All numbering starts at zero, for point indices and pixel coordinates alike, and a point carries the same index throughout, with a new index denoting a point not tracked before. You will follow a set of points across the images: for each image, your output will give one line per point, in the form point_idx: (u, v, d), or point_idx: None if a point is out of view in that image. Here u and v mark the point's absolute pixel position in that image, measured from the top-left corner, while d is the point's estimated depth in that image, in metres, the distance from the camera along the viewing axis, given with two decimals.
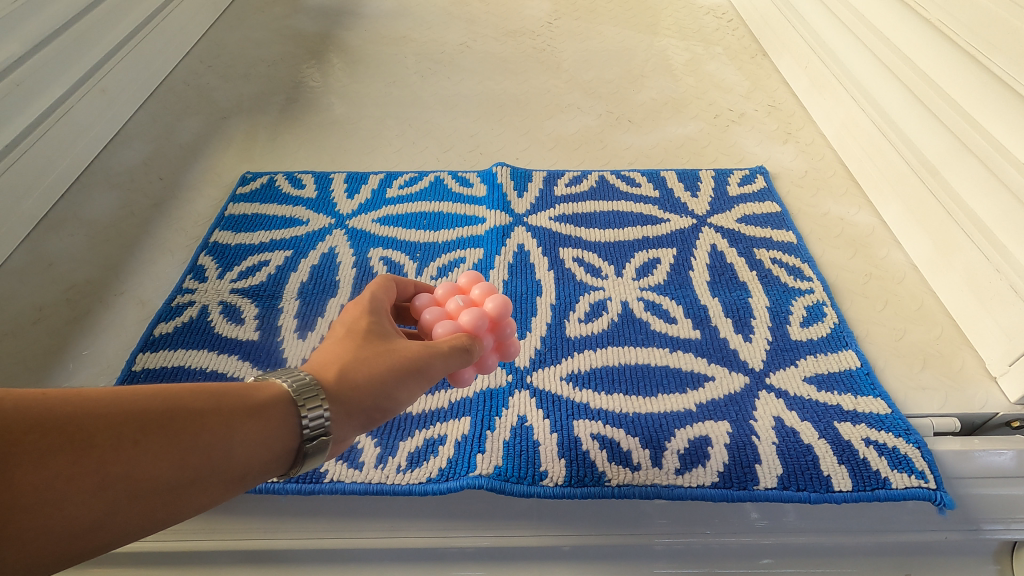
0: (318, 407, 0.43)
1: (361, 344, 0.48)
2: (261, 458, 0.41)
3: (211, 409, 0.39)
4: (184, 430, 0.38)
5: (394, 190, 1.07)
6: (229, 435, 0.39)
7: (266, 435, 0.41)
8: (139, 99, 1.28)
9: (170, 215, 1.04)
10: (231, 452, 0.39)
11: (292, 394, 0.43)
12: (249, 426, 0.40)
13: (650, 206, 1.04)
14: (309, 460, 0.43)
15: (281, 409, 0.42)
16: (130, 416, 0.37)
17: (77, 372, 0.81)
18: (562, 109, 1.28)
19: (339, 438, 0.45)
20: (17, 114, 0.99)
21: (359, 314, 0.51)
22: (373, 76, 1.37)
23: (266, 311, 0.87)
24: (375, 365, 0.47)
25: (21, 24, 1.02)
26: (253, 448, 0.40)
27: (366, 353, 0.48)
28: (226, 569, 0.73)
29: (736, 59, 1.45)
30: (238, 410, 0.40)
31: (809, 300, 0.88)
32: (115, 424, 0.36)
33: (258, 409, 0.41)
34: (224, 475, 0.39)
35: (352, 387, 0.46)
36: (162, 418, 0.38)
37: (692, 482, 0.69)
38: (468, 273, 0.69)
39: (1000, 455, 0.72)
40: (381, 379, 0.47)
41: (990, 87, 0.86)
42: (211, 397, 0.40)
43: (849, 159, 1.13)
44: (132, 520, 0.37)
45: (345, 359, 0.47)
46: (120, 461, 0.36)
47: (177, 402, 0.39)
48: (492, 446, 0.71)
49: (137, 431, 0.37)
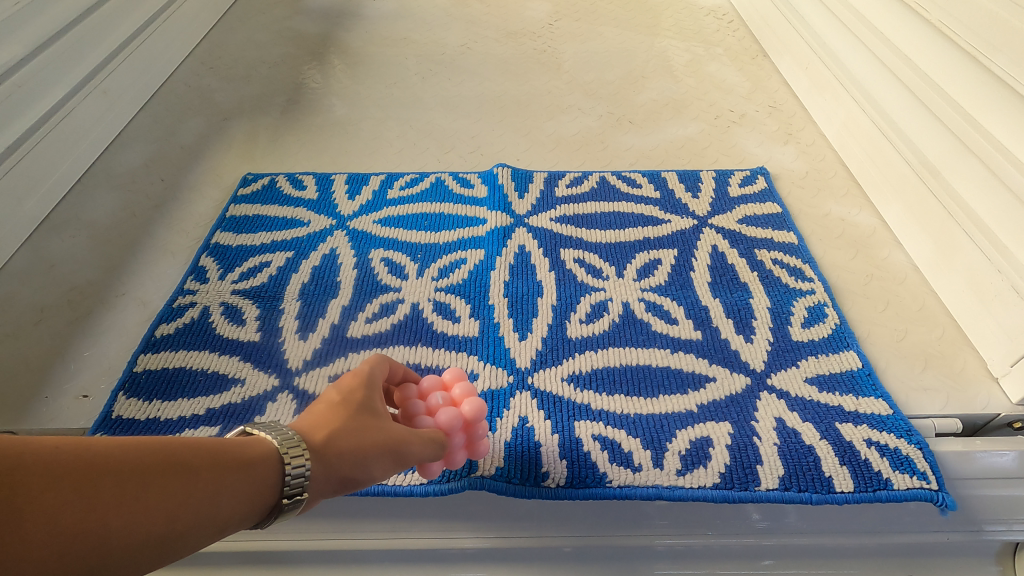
0: (303, 463, 0.43)
1: (352, 414, 0.49)
2: (245, 513, 0.41)
3: (206, 465, 0.39)
4: (179, 484, 0.38)
5: (395, 191, 1.07)
6: (219, 491, 0.39)
7: (251, 491, 0.41)
8: (139, 102, 1.28)
9: (173, 217, 1.05)
10: (218, 508, 0.39)
11: (280, 451, 0.43)
12: (237, 483, 0.40)
13: (650, 207, 1.04)
14: (281, 516, 0.43)
15: (267, 467, 0.42)
16: (132, 469, 0.37)
17: (78, 373, 0.81)
18: (563, 110, 1.28)
19: (311, 499, 0.45)
20: (18, 116, 0.99)
21: (356, 385, 0.51)
22: (374, 77, 1.37)
23: (267, 312, 0.87)
24: (363, 436, 0.48)
25: (23, 26, 1.02)
26: (239, 503, 0.40)
27: (356, 423, 0.48)
28: (228, 569, 0.74)
29: (737, 60, 1.45)
30: (229, 466, 0.40)
31: (810, 301, 0.88)
32: (118, 476, 0.36)
33: (248, 464, 0.41)
34: (210, 529, 0.39)
35: (336, 452, 0.46)
36: (161, 472, 0.38)
37: (693, 483, 0.69)
38: (453, 368, 0.67)
39: (1002, 456, 0.71)
40: (364, 454, 0.47)
41: (992, 87, 0.86)
42: (205, 452, 0.40)
43: (849, 159, 1.13)
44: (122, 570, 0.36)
45: (335, 425, 0.47)
46: (119, 514, 0.36)
47: (174, 456, 0.39)
48: (493, 447, 0.71)
49: (138, 485, 0.37)
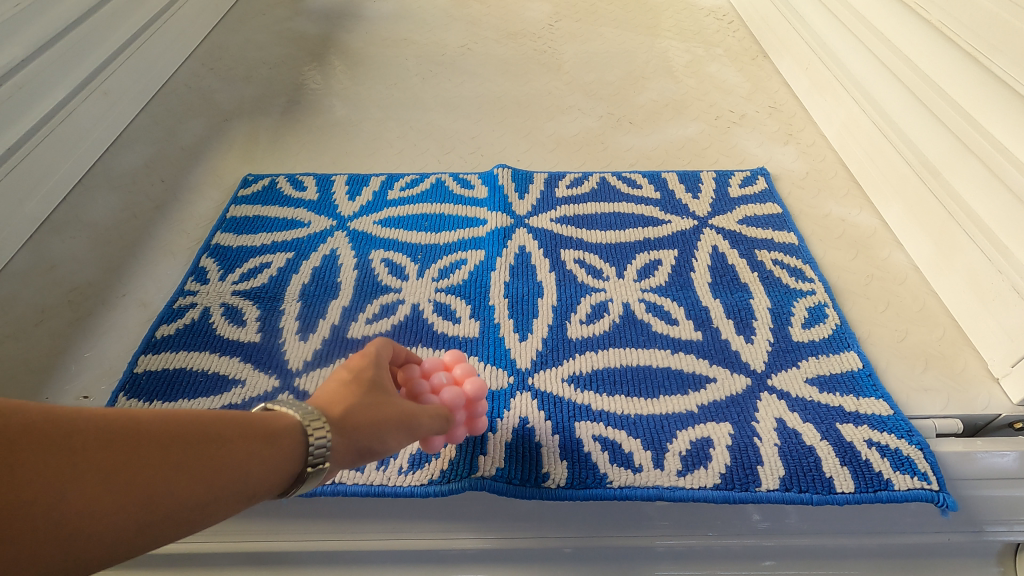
0: (325, 435, 0.45)
1: (364, 391, 0.50)
2: (274, 481, 0.43)
3: (237, 434, 0.42)
4: (214, 451, 0.40)
5: (395, 192, 1.07)
6: (249, 459, 0.41)
7: (279, 461, 0.43)
8: (140, 103, 1.28)
9: (173, 218, 1.05)
10: (249, 475, 0.41)
11: (302, 423, 0.45)
12: (266, 453, 0.42)
13: (651, 208, 1.04)
14: (306, 484, 0.45)
15: (293, 438, 0.44)
16: (171, 438, 0.39)
17: (79, 374, 0.82)
18: (563, 110, 1.28)
19: (333, 469, 0.47)
20: (19, 118, 0.99)
21: (365, 364, 0.53)
22: (374, 78, 1.38)
23: (267, 313, 0.87)
24: (377, 410, 0.50)
25: (24, 27, 1.02)
26: (267, 471, 0.42)
27: (368, 399, 0.50)
28: (228, 570, 0.74)
29: (737, 60, 1.45)
30: (257, 436, 0.42)
31: (810, 302, 0.88)
32: (159, 443, 0.39)
33: (275, 436, 0.43)
34: (243, 495, 0.41)
35: (352, 426, 0.47)
36: (196, 441, 0.40)
37: (694, 484, 0.69)
38: (452, 350, 0.69)
39: (1003, 456, 0.71)
40: (379, 425, 0.49)
41: (991, 87, 0.86)
42: (236, 423, 0.42)
43: (850, 159, 1.13)
44: (163, 532, 0.38)
45: (349, 402, 0.49)
46: (161, 477, 0.38)
47: (208, 426, 0.41)
48: (494, 448, 0.71)
49: (177, 451, 0.39)
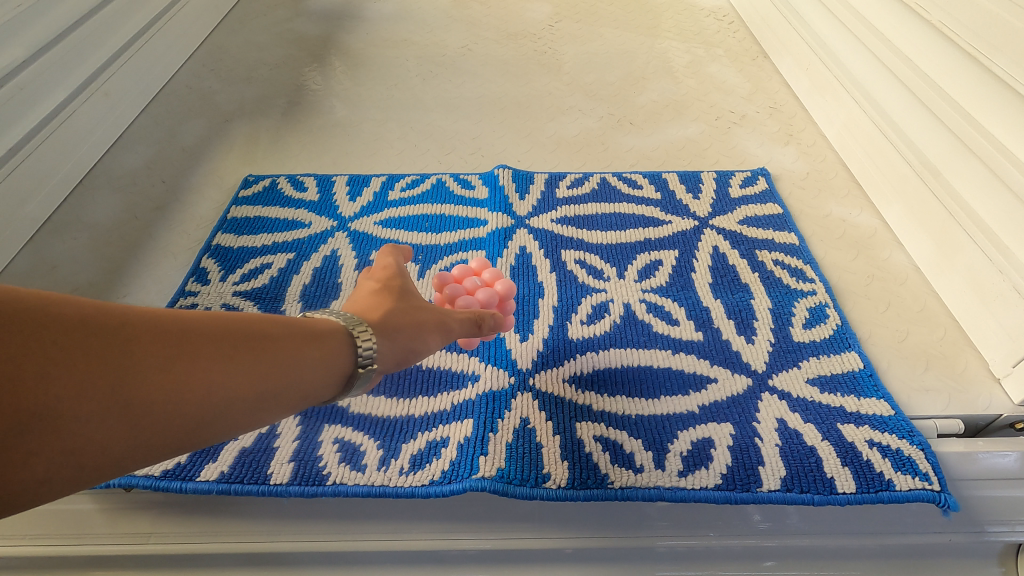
0: (371, 340, 0.50)
1: (395, 303, 0.56)
2: (323, 381, 0.46)
3: (286, 336, 0.45)
4: (266, 351, 0.43)
5: (395, 193, 1.07)
6: (300, 359, 0.45)
7: (327, 361, 0.46)
8: (141, 103, 1.28)
9: (174, 218, 1.05)
10: (299, 374, 0.44)
11: (347, 327, 0.50)
12: (314, 354, 0.46)
13: (651, 208, 1.04)
14: (356, 383, 0.49)
15: (338, 340, 0.48)
16: (226, 336, 0.42)
17: None
18: (563, 111, 1.28)
19: (380, 371, 0.52)
20: (20, 118, 0.99)
21: (388, 280, 0.59)
22: (374, 79, 1.38)
23: (268, 314, 0.87)
24: (408, 318, 0.56)
25: (25, 28, 1.02)
26: (316, 371, 0.46)
27: (400, 309, 0.56)
28: (229, 570, 0.74)
29: (737, 61, 1.45)
30: (305, 338, 0.46)
31: (811, 303, 0.88)
32: (216, 341, 0.42)
33: (320, 338, 0.47)
34: (295, 392, 0.44)
35: (392, 331, 0.53)
36: (251, 340, 0.43)
37: (695, 484, 0.69)
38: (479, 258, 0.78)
39: (1005, 456, 0.71)
40: (413, 325, 0.55)
41: (992, 87, 0.86)
42: (285, 327, 0.46)
43: (850, 159, 1.13)
44: (225, 422, 0.41)
45: (384, 312, 0.54)
46: (222, 371, 0.41)
47: (260, 328, 0.44)
48: (495, 449, 0.71)
49: (235, 349, 0.42)
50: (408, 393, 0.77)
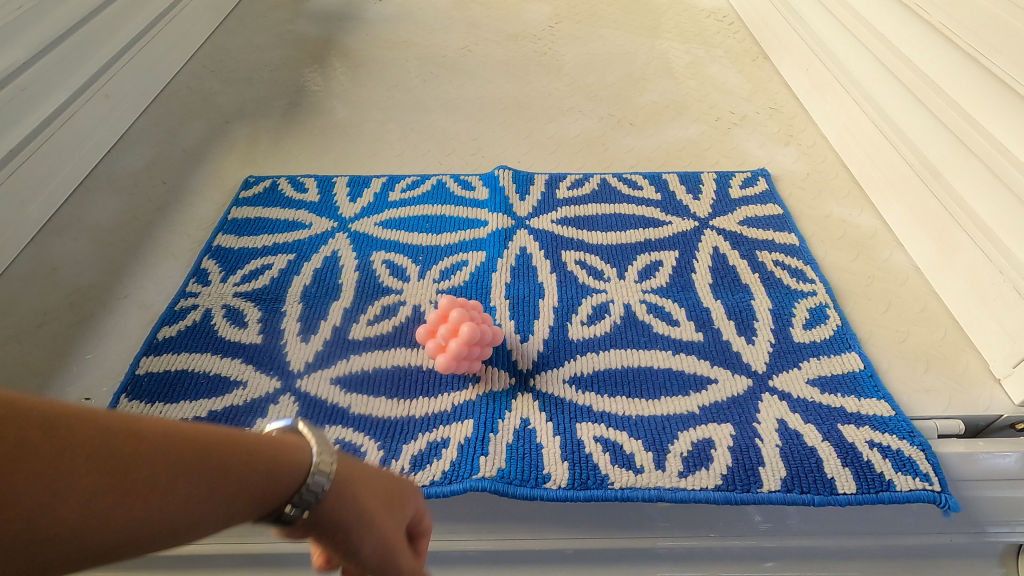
0: (323, 483, 0.40)
1: (385, 480, 0.46)
2: (271, 510, 0.39)
3: (244, 456, 0.38)
4: (216, 475, 0.36)
5: (396, 194, 1.08)
6: (252, 486, 0.37)
7: (281, 490, 0.39)
8: (141, 105, 1.28)
9: (175, 219, 1.05)
10: (247, 502, 0.37)
11: (313, 464, 0.40)
12: (269, 482, 0.38)
13: (652, 209, 1.04)
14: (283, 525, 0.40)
15: (297, 473, 0.40)
16: (175, 452, 0.35)
17: (82, 375, 0.82)
18: (563, 112, 1.28)
19: (292, 522, 0.40)
20: (21, 120, 0.99)
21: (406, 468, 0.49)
22: (375, 80, 1.38)
23: (269, 314, 0.87)
24: (376, 502, 0.43)
25: (25, 30, 1.02)
26: (267, 500, 0.38)
27: (380, 489, 0.45)
28: (231, 570, 0.74)
29: (737, 62, 1.45)
30: (263, 462, 0.38)
31: (811, 303, 0.88)
32: (161, 459, 0.34)
33: (281, 464, 0.39)
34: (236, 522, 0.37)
35: (347, 490, 0.41)
36: (201, 460, 0.36)
37: (696, 485, 0.69)
38: (447, 298, 0.78)
39: (1005, 457, 0.71)
40: (370, 493, 0.43)
41: (992, 87, 0.86)
42: (244, 442, 0.38)
43: (850, 159, 1.13)
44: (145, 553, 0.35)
45: (362, 473, 0.44)
46: (157, 500, 0.34)
47: (215, 442, 0.37)
48: (495, 449, 0.71)
49: (179, 472, 0.35)
50: (408, 394, 0.78)
